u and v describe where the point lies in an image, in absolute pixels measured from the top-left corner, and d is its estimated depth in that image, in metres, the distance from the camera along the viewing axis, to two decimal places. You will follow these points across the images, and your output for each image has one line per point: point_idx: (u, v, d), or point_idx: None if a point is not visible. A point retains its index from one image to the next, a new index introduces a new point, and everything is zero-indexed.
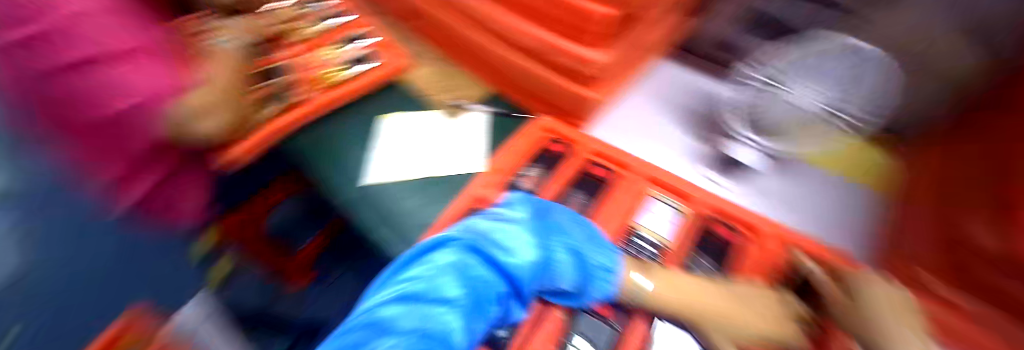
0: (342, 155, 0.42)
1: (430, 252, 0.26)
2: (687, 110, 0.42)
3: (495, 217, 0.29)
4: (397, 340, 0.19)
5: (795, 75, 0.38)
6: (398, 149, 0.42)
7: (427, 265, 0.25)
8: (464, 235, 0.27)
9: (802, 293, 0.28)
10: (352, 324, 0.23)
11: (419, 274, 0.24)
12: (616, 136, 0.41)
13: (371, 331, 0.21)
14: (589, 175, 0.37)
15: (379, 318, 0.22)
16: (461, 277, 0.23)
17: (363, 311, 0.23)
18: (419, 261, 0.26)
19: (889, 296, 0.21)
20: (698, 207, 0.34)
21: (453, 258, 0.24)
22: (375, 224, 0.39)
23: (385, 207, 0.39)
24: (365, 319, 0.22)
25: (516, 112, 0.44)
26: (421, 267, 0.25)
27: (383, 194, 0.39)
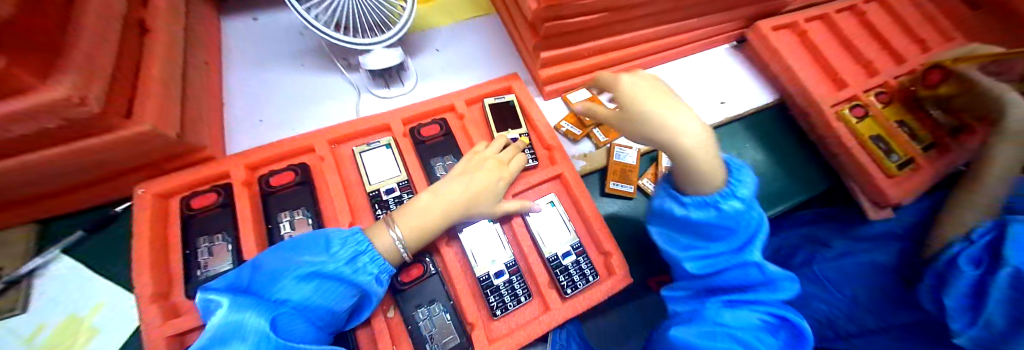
0: (196, 223, 0.52)
1: (308, 242, 0.43)
2: (409, 85, 0.68)
3: (294, 253, 0.42)
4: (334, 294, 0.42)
5: (708, 92, 0.73)
6: (292, 116, 0.65)
7: (330, 251, 0.43)
8: (408, 233, 0.47)
9: (499, 123, 0.61)
10: (265, 271, 0.40)
11: (332, 256, 0.42)
12: (486, 69, 0.72)
13: (339, 275, 0.42)
14: (422, 140, 0.58)
15: (329, 270, 0.41)
16: (329, 285, 0.42)
17: (313, 284, 0.41)
18: (310, 244, 0.43)
19: (659, 101, 0.40)
20: (558, 186, 0.60)
21: (327, 258, 0.42)
22: (268, 212, 0.51)
23: (272, 206, 0.51)
24: (316, 265, 0.41)
25: (310, 96, 0.67)
26: (323, 251, 0.42)
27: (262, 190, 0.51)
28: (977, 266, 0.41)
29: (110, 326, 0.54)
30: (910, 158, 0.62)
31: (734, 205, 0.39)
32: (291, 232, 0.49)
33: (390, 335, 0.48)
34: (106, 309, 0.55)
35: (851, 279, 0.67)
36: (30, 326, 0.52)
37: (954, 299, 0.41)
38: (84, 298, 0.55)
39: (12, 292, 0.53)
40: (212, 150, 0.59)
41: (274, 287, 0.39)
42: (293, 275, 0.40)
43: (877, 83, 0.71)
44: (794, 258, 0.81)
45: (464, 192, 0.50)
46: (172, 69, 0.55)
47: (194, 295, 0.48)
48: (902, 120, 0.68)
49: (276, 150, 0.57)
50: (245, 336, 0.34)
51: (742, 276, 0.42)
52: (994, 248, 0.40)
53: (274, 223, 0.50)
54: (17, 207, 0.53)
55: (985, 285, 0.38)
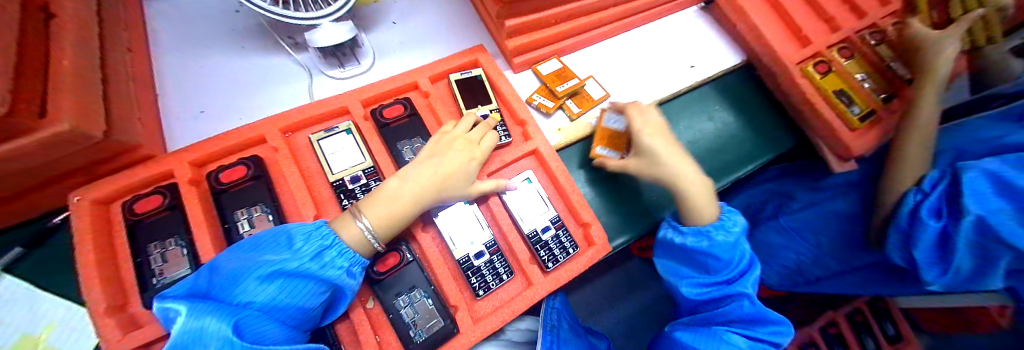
0: (140, 228, 0.47)
1: (266, 239, 0.40)
2: (367, 63, 0.63)
3: (252, 252, 0.39)
4: (302, 290, 0.40)
5: (679, 55, 0.72)
6: (240, 104, 0.59)
7: (292, 246, 0.40)
8: (376, 222, 0.44)
9: (466, 100, 0.58)
10: (221, 274, 0.37)
11: (294, 252, 0.40)
12: (449, 41, 0.67)
13: (305, 270, 0.40)
14: (385, 122, 0.55)
15: (293, 267, 0.39)
16: (295, 284, 0.39)
17: (277, 282, 0.38)
18: (269, 241, 0.40)
19: (672, 149, 0.55)
20: (533, 161, 0.59)
21: (290, 255, 0.39)
22: (221, 211, 0.46)
23: (225, 204, 0.47)
24: (278, 262, 0.38)
25: (258, 81, 0.61)
26: (284, 247, 0.40)
27: (214, 188, 0.47)
28: (937, 217, 0.46)
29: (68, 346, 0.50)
30: (871, 110, 0.65)
31: (724, 238, 0.50)
32: (250, 230, 0.46)
33: (371, 325, 0.47)
34: (61, 329, 0.51)
35: (816, 227, 0.72)
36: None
37: (924, 254, 0.48)
38: (31, 319, 0.50)
39: None
40: (150, 148, 0.53)
41: (232, 289, 0.36)
42: (252, 276, 0.37)
43: (839, 38, 0.71)
44: (762, 212, 0.85)
45: (432, 175, 0.48)
46: (87, 57, 0.47)
47: (153, 305, 0.44)
48: (861, 73, 0.69)
49: (223, 144, 0.52)
50: (208, 344, 0.32)
51: (735, 308, 0.48)
52: (951, 198, 0.46)
53: (231, 222, 0.46)
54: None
55: (948, 235, 0.45)
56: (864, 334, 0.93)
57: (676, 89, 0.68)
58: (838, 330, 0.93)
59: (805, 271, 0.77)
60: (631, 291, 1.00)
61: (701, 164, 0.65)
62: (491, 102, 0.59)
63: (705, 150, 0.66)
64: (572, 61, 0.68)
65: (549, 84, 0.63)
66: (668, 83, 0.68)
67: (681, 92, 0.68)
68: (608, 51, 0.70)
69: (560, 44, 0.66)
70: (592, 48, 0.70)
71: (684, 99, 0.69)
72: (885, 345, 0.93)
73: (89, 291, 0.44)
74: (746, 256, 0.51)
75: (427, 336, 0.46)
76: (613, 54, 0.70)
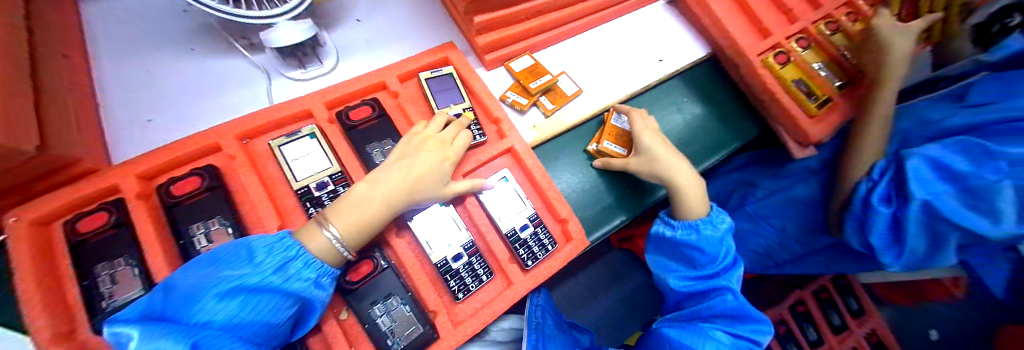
0: (82, 249, 0.43)
1: (223, 253, 0.37)
2: (329, 64, 0.60)
3: (209, 268, 0.36)
4: (268, 305, 0.38)
5: (650, 48, 0.73)
6: (193, 111, 0.55)
7: (254, 259, 0.38)
8: (343, 229, 0.42)
9: (438, 99, 0.57)
10: (173, 295, 0.33)
11: (257, 264, 0.37)
12: (417, 39, 0.66)
13: (269, 283, 0.38)
14: (352, 124, 0.52)
15: (256, 281, 0.37)
16: (258, 299, 0.37)
17: (238, 298, 0.36)
18: (227, 256, 0.37)
19: (667, 148, 0.58)
20: (508, 158, 0.58)
21: (251, 269, 0.37)
22: (175, 226, 0.43)
23: (178, 219, 0.44)
24: (238, 277, 0.36)
25: (213, 86, 0.58)
26: (245, 261, 0.37)
27: (166, 202, 0.44)
28: (887, 203, 0.52)
29: None
30: (828, 97, 0.67)
31: (710, 232, 0.53)
32: (206, 244, 0.43)
33: (346, 335, 0.45)
34: None
35: (782, 212, 0.76)
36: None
37: (879, 238, 0.53)
38: None
39: None
40: (92, 162, 0.49)
41: (187, 310, 0.33)
42: (209, 294, 0.34)
43: (798, 29, 0.74)
44: (730, 201, 0.87)
45: (403, 178, 0.46)
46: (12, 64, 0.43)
47: (104, 330, 0.41)
48: (820, 62, 0.72)
49: (174, 154, 0.48)
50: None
51: (718, 302, 0.50)
52: (896, 186, 0.52)
53: (186, 238, 0.43)
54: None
55: (898, 219, 0.51)
56: (829, 310, 0.99)
57: (648, 82, 0.68)
58: (805, 308, 1.01)
59: (773, 255, 0.81)
60: (613, 284, 1.01)
61: None
62: (462, 101, 0.58)
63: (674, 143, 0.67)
64: (545, 57, 0.67)
65: (521, 81, 0.62)
66: (640, 77, 0.69)
67: (651, 86, 0.69)
68: (579, 46, 0.70)
69: (530, 40, 0.65)
70: (564, 43, 0.70)
71: (655, 93, 0.70)
72: (849, 318, 0.98)
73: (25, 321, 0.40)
74: (733, 252, 0.54)
75: (406, 343, 0.44)
76: (584, 49, 0.70)
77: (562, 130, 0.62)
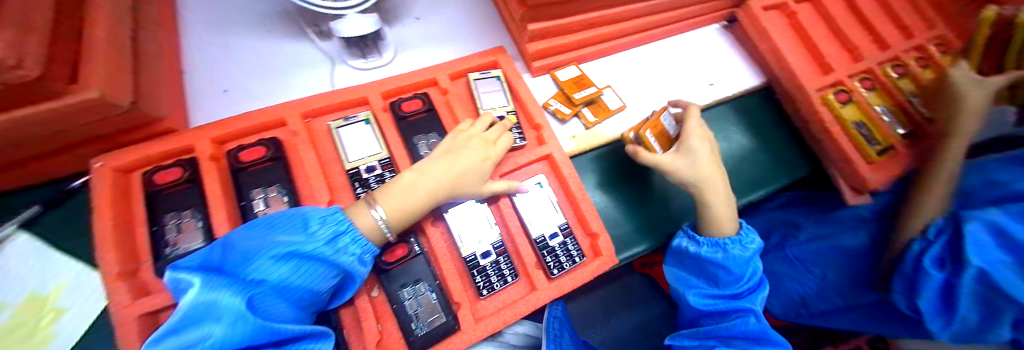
0: (158, 199, 0.48)
1: (280, 219, 0.41)
2: (387, 55, 0.64)
3: (267, 232, 0.39)
4: (313, 273, 0.41)
5: (699, 71, 0.72)
6: (263, 86, 0.60)
7: (307, 229, 0.41)
8: (392, 216, 0.45)
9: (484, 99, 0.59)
10: (233, 252, 0.37)
11: (309, 235, 0.40)
12: (470, 39, 0.68)
13: (317, 254, 0.41)
14: (404, 114, 0.56)
15: (306, 250, 0.40)
16: (307, 266, 0.40)
17: (288, 263, 0.39)
18: (284, 223, 0.40)
19: (711, 159, 0.56)
20: (544, 165, 0.59)
21: (306, 237, 0.40)
22: (239, 190, 0.47)
23: (242, 183, 0.48)
24: (291, 245, 0.39)
25: (282, 65, 0.62)
26: (299, 230, 0.40)
27: (235, 166, 0.48)
28: (940, 267, 0.49)
29: (77, 309, 0.51)
30: (890, 145, 0.64)
31: (738, 252, 0.53)
32: (264, 210, 0.47)
33: (375, 313, 0.47)
34: (70, 290, 0.52)
35: (822, 259, 0.71)
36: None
37: (929, 303, 0.50)
38: (46, 276, 0.52)
39: None
40: (171, 122, 0.54)
41: (244, 267, 0.36)
42: (264, 256, 0.37)
43: (861, 69, 0.71)
44: (768, 241, 0.83)
45: (449, 172, 0.48)
46: (120, 29, 0.48)
47: (166, 273, 0.45)
48: (883, 106, 0.68)
49: (244, 123, 0.53)
50: (219, 317, 0.32)
51: (740, 323, 0.49)
52: (953, 249, 0.49)
53: (247, 200, 0.47)
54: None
55: (951, 287, 0.48)
56: None
57: (694, 106, 0.68)
58: None
59: (810, 303, 0.75)
60: (630, 308, 1.00)
61: None
62: (507, 104, 0.60)
63: None
64: (591, 69, 0.68)
65: (566, 91, 0.63)
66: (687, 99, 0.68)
67: (697, 110, 0.68)
68: (627, 62, 0.70)
69: (579, 51, 0.66)
70: (612, 57, 0.70)
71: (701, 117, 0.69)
72: None
73: (105, 257, 0.45)
74: (756, 275, 0.54)
75: (428, 330, 0.46)
76: (632, 65, 0.70)
77: (602, 144, 0.62)
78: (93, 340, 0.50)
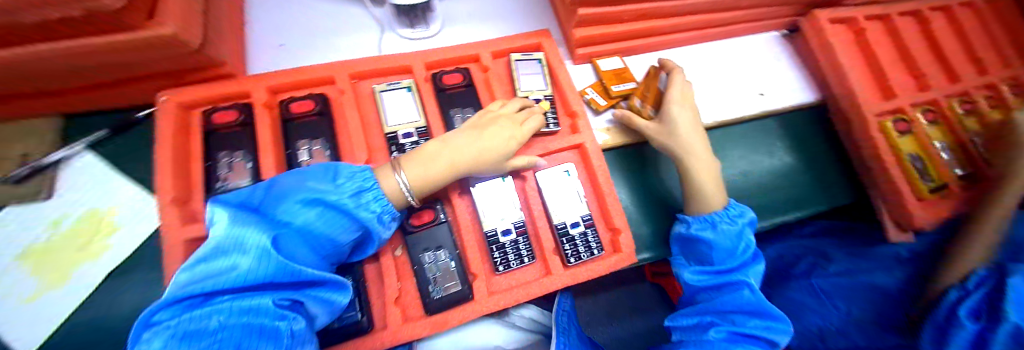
0: (215, 138, 0.52)
1: (315, 171, 0.43)
2: (433, 27, 0.65)
3: (301, 180, 0.42)
4: (337, 224, 0.43)
5: (750, 80, 0.69)
6: (314, 43, 0.63)
7: (337, 182, 0.43)
8: (416, 183, 0.47)
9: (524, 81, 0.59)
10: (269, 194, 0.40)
11: (338, 186, 0.42)
12: (516, 20, 0.68)
13: (342, 206, 0.42)
14: (444, 86, 0.57)
15: (332, 201, 0.42)
16: (331, 216, 0.42)
17: (316, 211, 0.41)
18: (317, 174, 0.43)
19: (692, 125, 0.56)
20: (575, 154, 0.59)
21: (333, 188, 0.42)
22: (286, 138, 0.51)
23: (291, 133, 0.51)
24: (320, 194, 0.41)
25: (333, 25, 0.65)
26: (330, 181, 0.43)
27: (286, 116, 0.51)
28: (975, 319, 0.46)
29: (129, 229, 0.55)
30: (944, 183, 0.59)
31: (726, 226, 0.51)
32: (306, 160, 0.50)
33: (396, 271, 0.50)
34: (123, 210, 0.56)
35: (851, 295, 0.65)
36: (54, 212, 0.54)
37: None
38: (105, 193, 0.56)
39: (40, 177, 0.54)
40: (232, 67, 0.57)
41: (276, 208, 0.39)
42: (295, 201, 0.40)
43: (926, 99, 0.65)
44: (794, 267, 0.76)
45: (476, 147, 0.49)
46: None
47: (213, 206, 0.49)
48: (942, 142, 0.63)
49: (294, 77, 0.56)
50: (246, 251, 0.33)
51: (734, 297, 0.49)
52: (992, 301, 0.45)
53: (293, 149, 0.50)
54: (31, 101, 0.52)
55: (985, 340, 0.44)
56: None
57: (739, 115, 0.65)
58: None
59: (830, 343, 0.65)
60: (634, 313, 1.00)
61: (750, 196, 0.62)
62: (545, 88, 0.60)
63: (753, 185, 0.63)
64: (635, 64, 0.67)
65: (605, 82, 0.62)
66: (731, 107, 0.65)
67: (740, 121, 0.65)
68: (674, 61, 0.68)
69: (626, 43, 0.65)
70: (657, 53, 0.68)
71: (743, 127, 0.66)
72: None
73: (164, 183, 0.50)
74: (750, 247, 0.52)
75: (443, 294, 0.49)
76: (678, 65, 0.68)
77: (634, 140, 0.61)
78: (137, 261, 0.54)
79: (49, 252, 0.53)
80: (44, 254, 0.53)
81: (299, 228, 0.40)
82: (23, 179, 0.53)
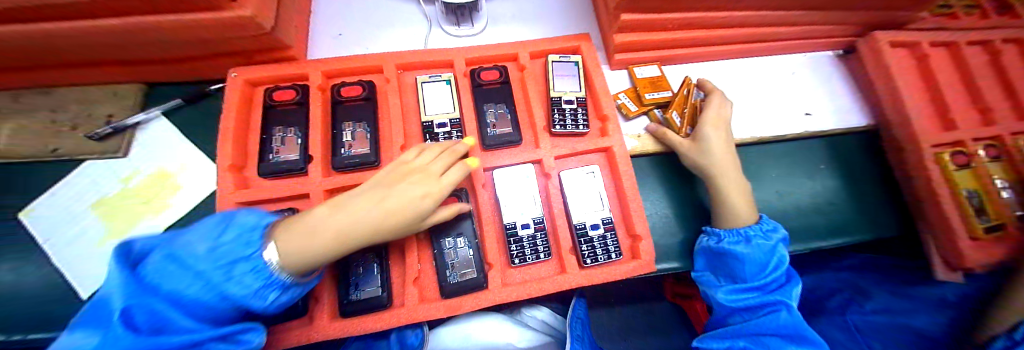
0: (276, 113, 0.58)
1: (198, 230, 0.38)
2: (478, 27, 0.68)
3: (179, 241, 0.37)
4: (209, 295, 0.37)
5: (794, 98, 0.66)
6: (367, 35, 0.68)
7: (209, 245, 0.36)
8: (290, 258, 0.39)
9: (556, 82, 0.61)
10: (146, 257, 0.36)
11: (209, 252, 0.36)
12: (557, 23, 0.69)
13: (212, 276, 0.36)
14: (482, 81, 0.60)
15: (199, 271, 0.35)
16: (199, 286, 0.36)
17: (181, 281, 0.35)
18: (197, 234, 0.37)
19: (725, 146, 0.54)
20: (601, 157, 0.60)
21: (205, 251, 0.36)
22: (335, 118, 0.56)
23: (341, 114, 0.56)
24: (189, 262, 0.35)
25: (387, 20, 0.70)
26: (202, 244, 0.36)
27: (337, 98, 0.57)
28: None
29: (188, 189, 0.62)
30: (1002, 223, 0.53)
31: (762, 241, 0.50)
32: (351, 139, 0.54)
33: (418, 252, 0.53)
34: (184, 170, 0.63)
35: (889, 334, 0.60)
36: (128, 169, 0.62)
37: None
38: (172, 155, 0.63)
39: (121, 136, 0.62)
40: (295, 51, 0.63)
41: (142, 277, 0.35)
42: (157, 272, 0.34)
43: (990, 134, 0.60)
44: (827, 301, 0.71)
45: (376, 213, 0.42)
46: None
47: (265, 174, 0.55)
48: (1001, 178, 0.57)
49: (346, 64, 0.61)
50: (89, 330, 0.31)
51: (769, 319, 0.48)
52: None
53: (340, 130, 0.55)
54: (131, 67, 0.61)
55: None
56: None
57: (779, 134, 0.62)
58: None
59: None
60: (650, 334, 0.98)
61: (785, 219, 0.60)
62: (579, 90, 0.61)
63: (790, 208, 0.60)
64: (674, 73, 0.67)
65: (639, 88, 0.62)
66: (772, 125, 0.63)
67: (780, 139, 0.63)
68: (715, 74, 0.67)
69: (666, 52, 0.65)
70: (698, 65, 0.68)
71: (784, 148, 0.63)
72: None
73: (225, 148, 0.55)
74: (783, 263, 0.50)
75: (459, 279, 0.51)
76: (718, 78, 0.67)
77: (665, 150, 0.61)
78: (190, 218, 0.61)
79: (120, 205, 0.60)
80: (115, 206, 0.60)
81: (167, 294, 0.34)
82: (109, 137, 0.62)
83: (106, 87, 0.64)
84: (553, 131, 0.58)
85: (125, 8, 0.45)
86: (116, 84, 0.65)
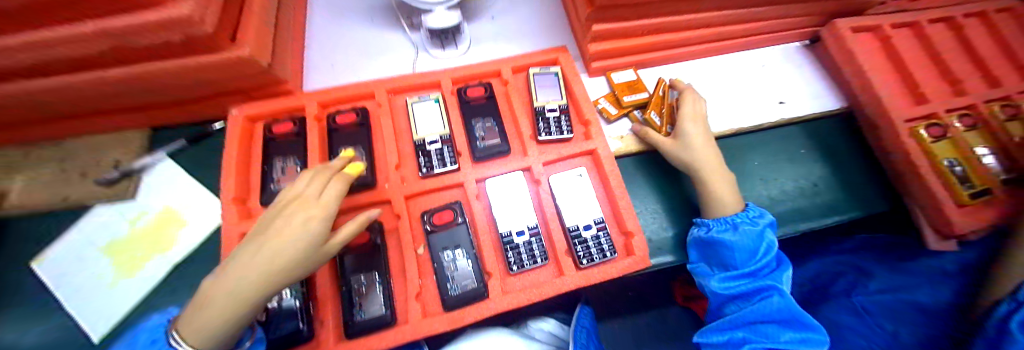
0: (277, 146, 0.61)
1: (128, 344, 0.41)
2: (462, 48, 0.72)
3: None
4: None
5: (768, 88, 0.69)
6: (358, 64, 0.72)
7: None
8: (200, 339, 0.37)
9: (539, 92, 0.64)
10: None
11: None
12: (536, 38, 0.73)
13: None
14: (468, 98, 0.63)
15: None
16: None
17: None
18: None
19: (703, 139, 0.57)
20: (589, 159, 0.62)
21: None
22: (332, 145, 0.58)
23: (337, 140, 0.59)
24: None
25: (377, 50, 0.74)
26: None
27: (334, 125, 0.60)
28: None
29: (193, 227, 0.64)
30: (988, 188, 0.54)
31: (749, 227, 0.51)
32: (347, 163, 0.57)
33: (418, 267, 0.55)
34: (189, 208, 0.65)
35: (896, 315, 0.60)
36: (136, 211, 0.65)
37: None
38: (178, 194, 0.66)
39: (128, 179, 0.65)
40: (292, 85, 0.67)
41: None
42: None
43: (962, 104, 0.62)
44: (831, 286, 0.71)
45: (252, 262, 0.38)
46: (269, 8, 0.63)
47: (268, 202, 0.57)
48: (985, 147, 0.59)
49: (339, 93, 0.65)
50: None
51: (764, 305, 0.48)
52: None
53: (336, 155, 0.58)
54: (138, 112, 0.65)
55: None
56: None
57: (758, 123, 0.65)
58: None
59: None
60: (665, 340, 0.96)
61: (773, 205, 0.61)
62: (560, 98, 0.64)
63: (776, 194, 0.61)
64: (651, 75, 0.70)
65: (618, 92, 0.65)
66: (749, 116, 0.66)
67: (759, 129, 0.65)
68: (690, 73, 0.70)
69: (640, 56, 0.68)
70: (674, 65, 0.71)
71: (764, 136, 0.66)
72: None
73: (229, 184, 0.58)
74: (772, 248, 0.52)
75: (460, 291, 0.52)
76: (694, 76, 0.70)
77: (648, 148, 0.63)
78: (198, 253, 0.63)
79: (129, 246, 0.62)
80: (124, 248, 0.62)
81: None
82: (117, 181, 0.64)
83: (116, 133, 0.68)
84: (539, 138, 0.60)
85: (134, 56, 0.49)
86: (125, 129, 0.69)
